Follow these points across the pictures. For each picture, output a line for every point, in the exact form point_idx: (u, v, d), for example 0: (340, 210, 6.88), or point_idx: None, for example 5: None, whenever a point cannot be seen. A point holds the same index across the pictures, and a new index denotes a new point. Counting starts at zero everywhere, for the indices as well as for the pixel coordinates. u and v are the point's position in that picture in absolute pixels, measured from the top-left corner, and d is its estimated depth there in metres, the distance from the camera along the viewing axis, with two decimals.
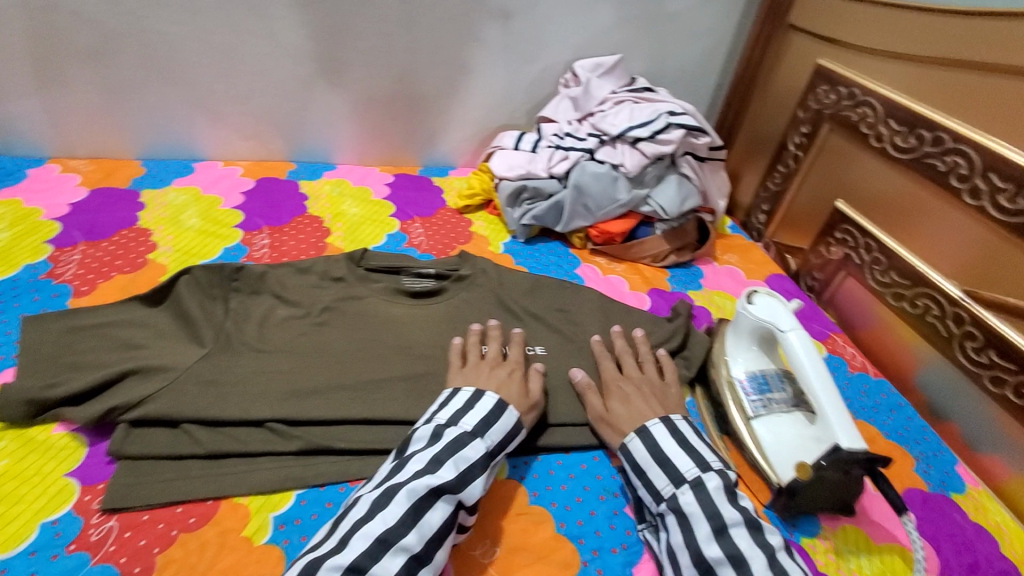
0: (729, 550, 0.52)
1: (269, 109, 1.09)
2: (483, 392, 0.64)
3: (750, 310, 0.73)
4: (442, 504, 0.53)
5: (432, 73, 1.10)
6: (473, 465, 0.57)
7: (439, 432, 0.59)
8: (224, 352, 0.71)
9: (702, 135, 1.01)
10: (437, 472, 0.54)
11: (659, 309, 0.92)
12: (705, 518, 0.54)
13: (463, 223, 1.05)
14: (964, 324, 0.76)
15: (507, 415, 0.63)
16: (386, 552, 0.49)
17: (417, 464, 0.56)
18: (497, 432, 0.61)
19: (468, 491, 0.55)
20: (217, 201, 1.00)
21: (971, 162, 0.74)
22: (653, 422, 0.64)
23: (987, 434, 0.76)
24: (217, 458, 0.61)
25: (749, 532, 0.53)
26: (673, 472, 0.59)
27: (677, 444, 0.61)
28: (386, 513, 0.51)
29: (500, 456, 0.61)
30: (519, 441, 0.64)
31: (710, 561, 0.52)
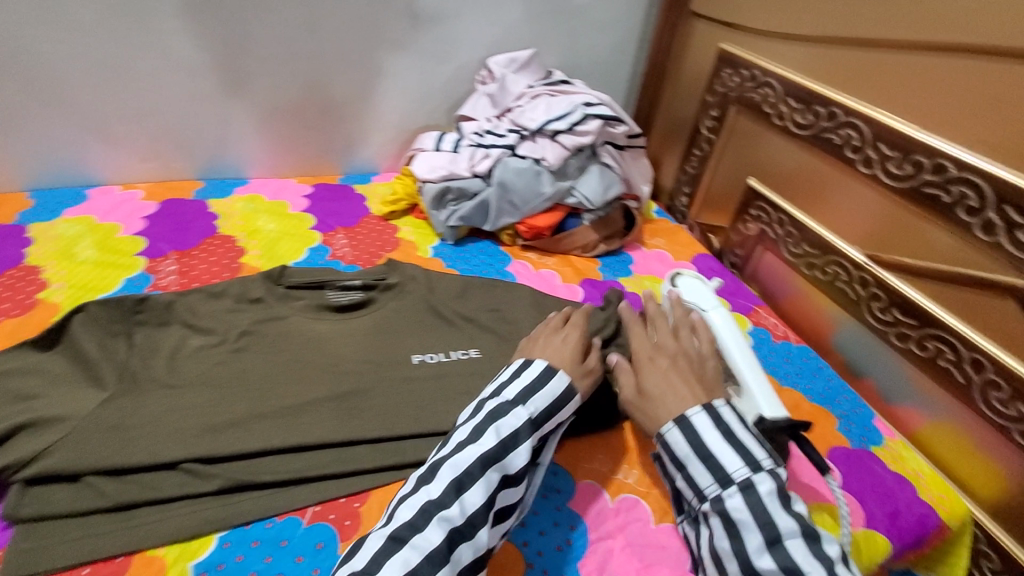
0: (784, 563, 0.48)
1: (171, 126, 1.02)
2: (533, 360, 0.65)
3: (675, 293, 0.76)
4: (489, 475, 0.54)
5: (344, 78, 1.06)
6: (518, 432, 0.57)
7: (483, 404, 0.61)
8: (131, 393, 0.65)
9: (619, 124, 1.03)
10: (479, 442, 0.56)
11: (592, 299, 0.93)
12: (756, 527, 0.49)
13: (389, 230, 1.02)
14: (870, 287, 0.81)
15: (557, 378, 0.63)
16: (429, 522, 0.50)
17: (462, 435, 0.58)
18: (542, 399, 0.61)
19: (511, 459, 0.56)
20: (115, 229, 0.92)
21: (861, 134, 0.79)
22: (693, 409, 0.57)
23: (898, 386, 0.81)
24: (126, 509, 0.57)
25: (806, 543, 0.48)
26: (718, 470, 0.53)
27: (724, 440, 0.54)
28: (430, 486, 0.53)
29: (550, 421, 0.61)
30: (573, 405, 0.63)
31: (761, 572, 0.48)
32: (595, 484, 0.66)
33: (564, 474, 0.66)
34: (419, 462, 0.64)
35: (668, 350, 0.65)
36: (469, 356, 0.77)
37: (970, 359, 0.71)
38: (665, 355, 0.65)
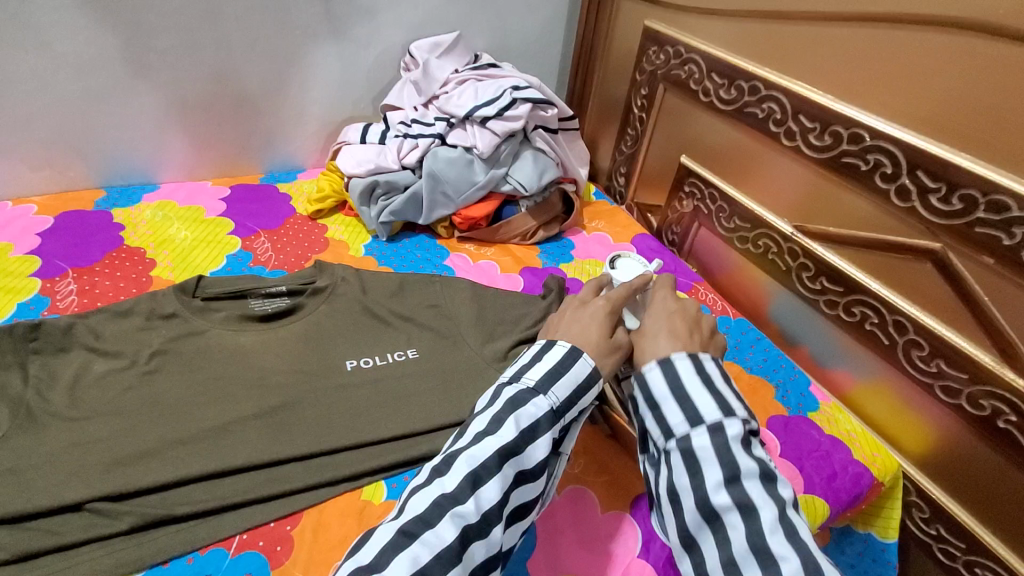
0: (740, 499, 0.48)
1: (64, 131, 0.92)
2: (553, 343, 0.61)
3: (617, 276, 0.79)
4: (506, 471, 0.51)
5: (256, 70, 0.99)
6: (538, 423, 0.55)
7: (501, 390, 0.58)
8: (26, 431, 0.59)
9: (550, 107, 1.00)
10: (499, 433, 0.53)
11: (533, 288, 0.91)
12: (719, 465, 0.50)
13: (317, 230, 0.96)
14: (799, 258, 0.83)
15: (580, 362, 0.59)
16: (442, 518, 0.48)
17: (480, 425, 0.54)
18: (566, 387, 0.57)
19: (530, 453, 0.53)
20: (4, 248, 0.83)
21: (782, 107, 0.80)
22: (679, 354, 0.57)
23: (830, 351, 0.84)
24: (24, 560, 0.51)
25: (763, 484, 0.49)
26: (691, 410, 0.53)
27: (703, 385, 0.55)
28: (445, 479, 0.50)
29: (572, 410, 0.58)
30: (597, 390, 0.60)
31: (717, 507, 0.49)
32: None
33: None
34: (355, 474, 0.61)
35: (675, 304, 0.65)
36: (406, 358, 0.73)
37: (893, 321, 0.74)
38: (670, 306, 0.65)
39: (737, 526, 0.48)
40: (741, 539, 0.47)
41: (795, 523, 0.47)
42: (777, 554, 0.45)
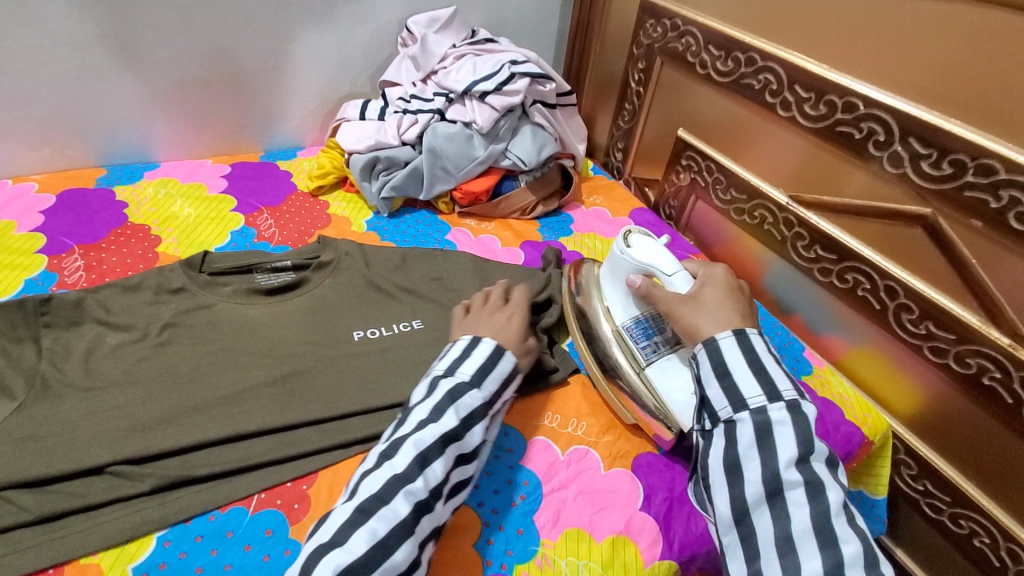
0: (808, 476, 0.51)
1: (60, 110, 0.92)
2: (479, 338, 0.63)
3: (631, 255, 0.70)
4: (448, 454, 0.54)
5: (253, 48, 0.99)
6: (475, 413, 0.58)
7: (437, 382, 0.59)
8: (43, 401, 0.60)
9: (548, 82, 1.01)
10: (441, 421, 0.55)
11: (533, 261, 0.93)
12: (794, 442, 0.52)
13: (319, 206, 0.97)
14: (794, 227, 0.85)
15: (505, 358, 0.62)
16: (396, 494, 0.50)
17: (420, 413, 0.56)
18: (494, 380, 0.61)
19: (469, 438, 0.56)
20: (9, 226, 0.83)
21: (778, 77, 0.81)
22: (752, 332, 0.60)
23: (822, 318, 0.86)
24: (50, 521, 0.53)
25: (827, 468, 0.53)
26: (768, 385, 0.55)
27: (777, 367, 0.57)
28: (394, 461, 0.53)
29: (501, 401, 0.62)
30: (516, 384, 0.64)
31: (784, 482, 0.51)
32: (545, 440, 0.66)
33: (514, 433, 0.66)
34: (366, 437, 0.63)
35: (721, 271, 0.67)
36: (411, 328, 0.75)
37: (884, 287, 0.76)
38: (715, 275, 0.66)
39: (800, 503, 0.50)
40: (805, 516, 0.50)
41: (852, 510, 0.51)
42: (839, 535, 0.48)
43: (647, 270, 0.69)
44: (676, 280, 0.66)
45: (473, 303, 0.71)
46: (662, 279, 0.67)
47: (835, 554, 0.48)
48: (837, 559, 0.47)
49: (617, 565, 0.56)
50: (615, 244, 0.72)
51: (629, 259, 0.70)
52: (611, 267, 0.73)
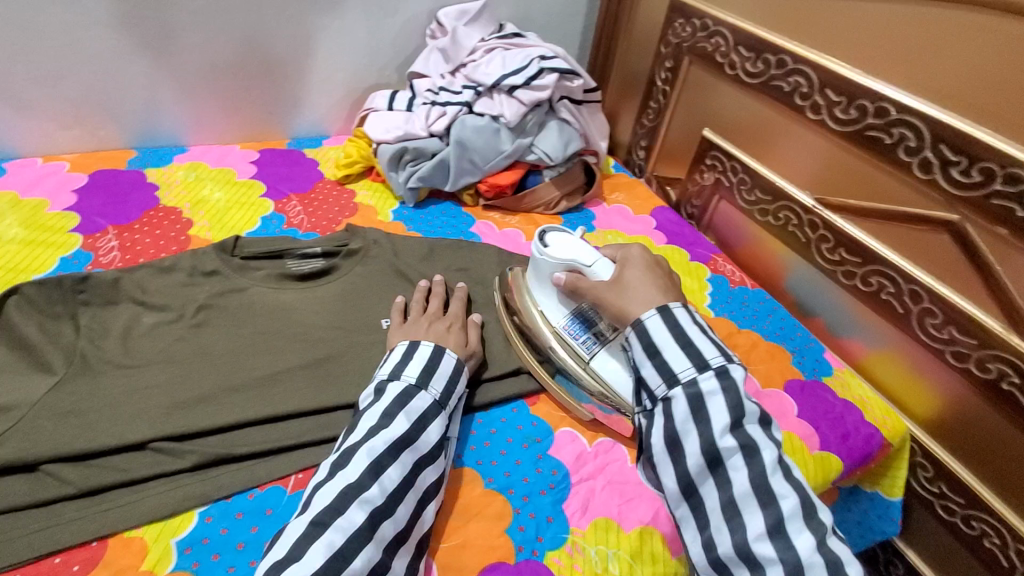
0: (743, 441, 0.52)
1: (90, 90, 0.92)
2: (419, 341, 0.63)
3: (550, 254, 0.70)
4: (404, 460, 0.53)
5: (284, 35, 0.99)
6: (426, 414, 0.57)
7: (383, 387, 0.59)
8: (83, 376, 0.61)
9: (575, 78, 1.01)
10: (392, 426, 0.54)
11: None
12: (725, 410, 0.53)
13: (346, 195, 0.98)
14: (819, 229, 0.86)
15: (447, 356, 0.63)
16: (351, 504, 0.49)
17: (370, 420, 0.55)
18: (441, 379, 0.61)
19: (423, 439, 0.56)
20: (42, 204, 0.84)
21: (809, 80, 0.82)
22: (676, 304, 0.60)
23: (843, 320, 0.87)
24: (94, 494, 0.54)
25: (761, 427, 0.54)
26: (696, 356, 0.55)
27: (705, 335, 0.58)
28: (346, 471, 0.51)
29: (454, 398, 0.61)
30: (466, 378, 0.64)
31: (722, 450, 0.52)
32: (573, 430, 0.67)
33: (542, 424, 0.67)
34: None
35: (636, 249, 0.67)
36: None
37: (909, 291, 0.77)
38: (632, 255, 0.67)
39: (739, 468, 0.51)
40: (744, 479, 0.51)
41: (787, 464, 0.52)
42: (778, 493, 0.50)
43: (569, 265, 0.68)
44: (597, 268, 0.66)
45: (412, 310, 0.71)
46: (585, 271, 0.67)
47: (776, 512, 0.49)
48: (778, 516, 0.49)
49: (645, 555, 0.58)
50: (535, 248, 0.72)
51: (549, 259, 0.70)
52: (536, 269, 0.73)
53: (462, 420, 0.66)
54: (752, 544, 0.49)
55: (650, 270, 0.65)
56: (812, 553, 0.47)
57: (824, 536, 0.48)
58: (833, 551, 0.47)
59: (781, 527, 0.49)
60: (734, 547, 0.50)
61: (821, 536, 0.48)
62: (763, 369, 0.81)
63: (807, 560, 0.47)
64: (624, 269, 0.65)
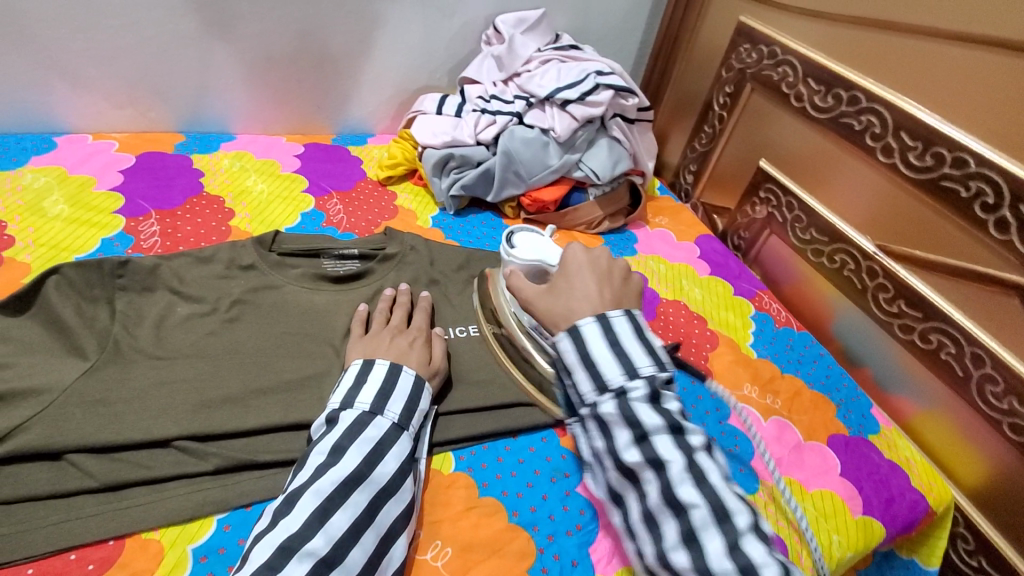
0: (649, 455, 0.53)
1: (145, 71, 0.92)
2: (373, 361, 0.60)
3: (516, 257, 0.73)
4: (355, 500, 0.49)
5: (340, 30, 0.98)
6: (381, 444, 0.53)
7: (335, 417, 0.54)
8: (115, 364, 0.60)
9: (630, 96, 0.98)
10: (341, 464, 0.50)
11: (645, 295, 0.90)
12: (627, 426, 0.55)
13: (387, 196, 0.97)
14: (878, 277, 0.81)
15: (403, 376, 0.59)
16: (289, 560, 0.44)
17: (318, 457, 0.51)
18: (398, 402, 0.57)
19: (378, 473, 0.51)
20: (89, 182, 0.85)
21: (883, 121, 0.77)
22: (586, 319, 0.61)
23: (894, 376, 0.83)
24: (115, 490, 0.53)
25: (670, 437, 0.54)
26: (597, 378, 0.58)
27: (609, 350, 0.59)
28: (288, 520, 0.46)
29: (414, 418, 0.58)
30: (428, 395, 0.60)
31: (632, 465, 0.54)
32: None
33: (572, 457, 0.65)
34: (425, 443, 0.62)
35: (569, 248, 0.69)
36: (460, 334, 0.74)
37: (970, 354, 0.72)
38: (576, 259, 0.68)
39: (650, 481, 0.53)
40: (655, 492, 0.52)
41: (702, 470, 0.52)
42: (687, 502, 0.50)
43: (535, 267, 0.72)
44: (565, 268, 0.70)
45: (374, 322, 0.68)
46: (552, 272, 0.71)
47: (686, 521, 0.50)
48: (689, 526, 0.50)
49: None
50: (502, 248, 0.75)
51: (514, 262, 0.73)
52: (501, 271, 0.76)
53: (433, 457, 0.62)
54: (669, 554, 0.50)
55: (582, 266, 0.67)
56: (722, 559, 0.47)
57: (735, 541, 0.48)
58: (747, 555, 0.47)
59: (694, 535, 0.49)
60: (655, 556, 0.51)
61: (733, 542, 0.48)
62: (806, 419, 0.77)
63: (717, 568, 0.47)
64: (559, 276, 0.67)
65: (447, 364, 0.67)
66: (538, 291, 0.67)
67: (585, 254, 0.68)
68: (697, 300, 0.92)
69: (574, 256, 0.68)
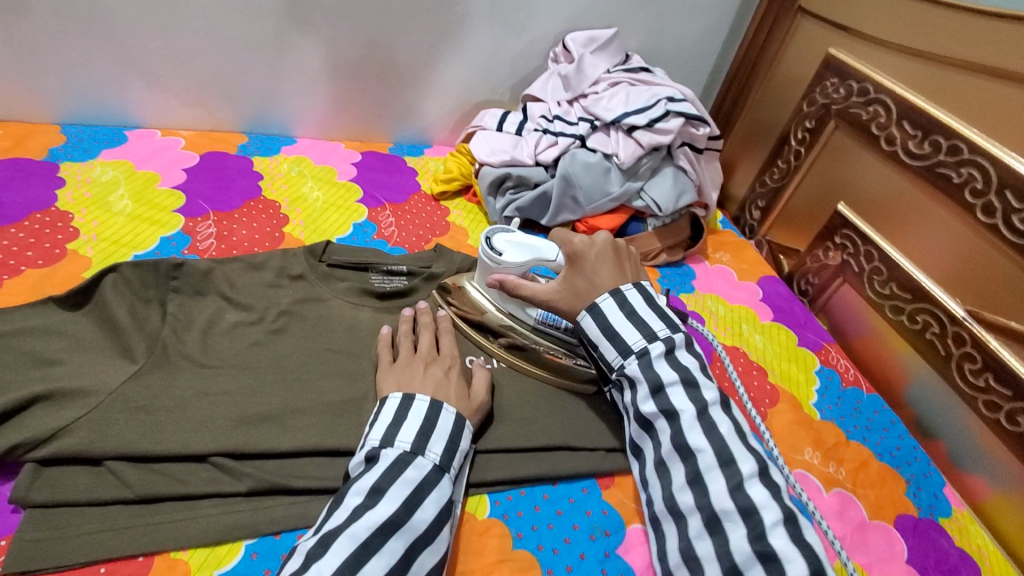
0: (664, 407, 0.56)
1: (216, 72, 0.93)
2: (414, 395, 0.58)
3: (507, 261, 0.68)
4: (390, 548, 0.47)
5: (408, 40, 0.97)
6: (420, 488, 0.51)
7: (376, 454, 0.52)
8: (160, 369, 0.60)
9: (702, 125, 0.93)
10: (378, 507, 0.48)
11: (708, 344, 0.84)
12: (644, 381, 0.58)
13: (439, 211, 0.95)
14: (965, 346, 0.73)
15: (443, 415, 0.57)
16: None
17: (354, 498, 0.49)
18: (440, 442, 0.55)
19: (416, 520, 0.49)
20: (154, 178, 0.86)
21: (986, 177, 0.70)
22: (603, 296, 0.61)
23: (971, 453, 0.74)
24: (150, 502, 0.52)
25: (684, 390, 0.56)
26: (619, 343, 0.60)
27: (626, 316, 0.60)
28: (321, 563, 0.44)
29: (455, 458, 0.55)
30: (469, 434, 0.58)
31: (649, 417, 0.57)
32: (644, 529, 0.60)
33: (613, 514, 0.60)
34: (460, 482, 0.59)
35: (576, 239, 0.65)
36: (498, 365, 0.71)
37: None
38: (585, 253, 0.64)
39: (665, 431, 0.56)
40: (668, 441, 0.56)
41: (713, 418, 0.54)
42: (695, 447, 0.53)
43: (532, 264, 0.68)
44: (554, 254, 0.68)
45: (401, 349, 0.66)
46: (553, 265, 0.67)
47: (695, 464, 0.53)
48: (696, 469, 0.53)
49: None
50: (484, 257, 0.69)
51: (506, 267, 0.68)
52: (484, 274, 0.71)
53: (468, 500, 0.59)
54: (677, 495, 0.53)
55: (594, 262, 0.64)
56: (724, 499, 0.50)
57: (738, 483, 0.50)
58: (749, 497, 0.49)
59: (699, 478, 0.52)
60: (665, 500, 0.55)
61: (736, 483, 0.50)
62: (872, 495, 0.70)
63: (718, 506, 0.50)
64: (574, 272, 0.64)
65: (490, 398, 0.64)
66: (554, 287, 0.65)
67: (593, 247, 0.65)
68: (758, 348, 0.86)
69: (587, 246, 0.65)
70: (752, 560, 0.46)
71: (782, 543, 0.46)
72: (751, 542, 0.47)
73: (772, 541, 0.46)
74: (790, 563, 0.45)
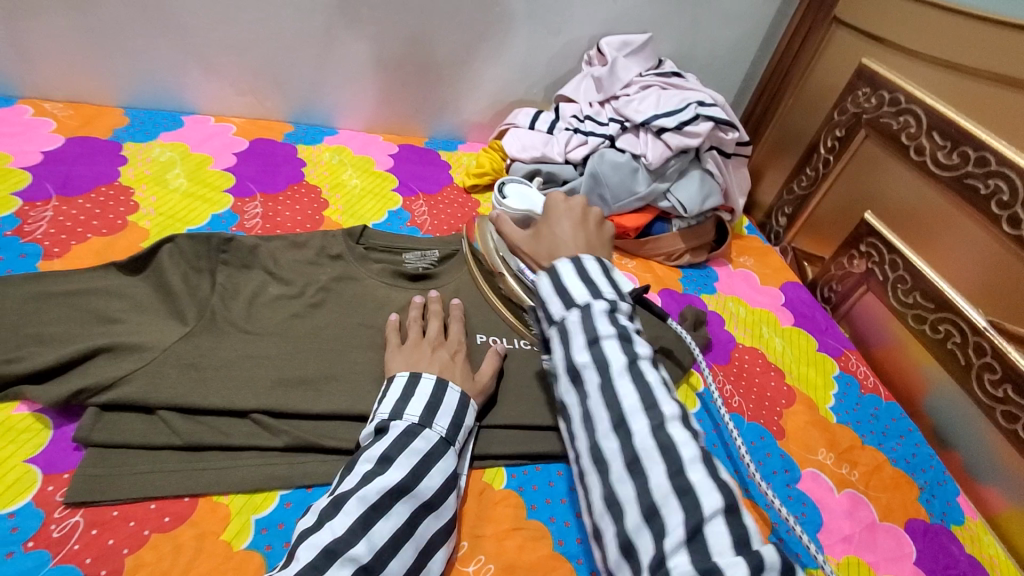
0: (596, 357, 0.55)
1: (267, 62, 0.99)
2: (421, 374, 0.61)
3: (509, 204, 0.83)
4: (398, 511, 0.50)
5: (448, 39, 1.01)
6: (426, 458, 0.54)
7: (385, 426, 0.56)
8: (209, 333, 0.65)
9: (731, 130, 0.95)
10: (387, 474, 0.51)
11: (723, 343, 0.86)
12: (581, 331, 0.56)
13: (471, 203, 0.99)
14: (985, 356, 0.73)
15: (448, 393, 0.60)
16: (333, 564, 0.45)
17: (365, 465, 0.52)
18: (445, 417, 0.58)
19: (422, 488, 0.52)
20: (206, 160, 0.92)
21: (1013, 188, 0.70)
22: (562, 260, 0.61)
23: (989, 465, 0.73)
24: (196, 450, 0.57)
25: (619, 343, 0.56)
26: (564, 296, 0.59)
27: (578, 276, 0.60)
28: (334, 522, 0.48)
29: (460, 433, 0.58)
30: (472, 412, 0.61)
31: (579, 367, 0.56)
32: None
33: None
34: (479, 455, 0.62)
35: (556, 194, 0.71)
36: (521, 347, 0.74)
37: None
38: (558, 207, 0.69)
39: (593, 382, 0.55)
40: (596, 390, 0.54)
41: (642, 368, 0.55)
42: (620, 393, 0.53)
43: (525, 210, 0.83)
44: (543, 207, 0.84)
45: (409, 333, 0.68)
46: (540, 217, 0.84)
47: (620, 409, 0.53)
48: (621, 415, 0.52)
49: None
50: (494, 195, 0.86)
51: (507, 207, 0.83)
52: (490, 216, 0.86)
53: (486, 472, 0.62)
54: (602, 443, 0.53)
55: (563, 215, 0.68)
56: (646, 438, 0.50)
57: (660, 423, 0.51)
58: (669, 436, 0.50)
59: (624, 421, 0.52)
60: (590, 446, 0.54)
61: (658, 423, 0.51)
62: (884, 498, 0.70)
63: (640, 446, 0.50)
64: (545, 221, 0.69)
65: (496, 381, 0.67)
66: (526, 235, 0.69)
67: (567, 203, 0.69)
68: (777, 349, 0.87)
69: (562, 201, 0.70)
70: (669, 496, 0.47)
71: (702, 478, 0.47)
72: (670, 477, 0.48)
73: (690, 476, 0.48)
74: (705, 496, 0.46)
